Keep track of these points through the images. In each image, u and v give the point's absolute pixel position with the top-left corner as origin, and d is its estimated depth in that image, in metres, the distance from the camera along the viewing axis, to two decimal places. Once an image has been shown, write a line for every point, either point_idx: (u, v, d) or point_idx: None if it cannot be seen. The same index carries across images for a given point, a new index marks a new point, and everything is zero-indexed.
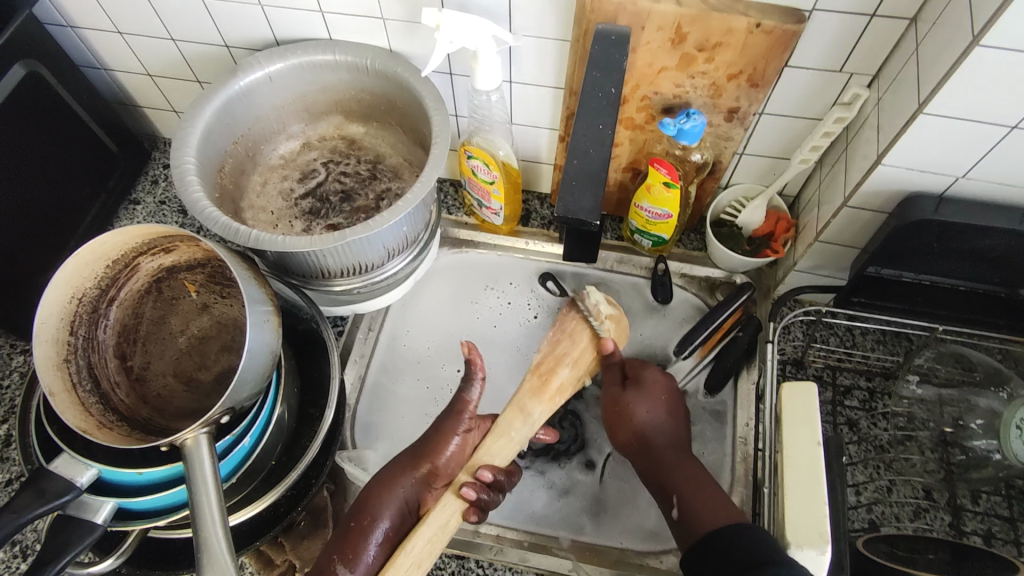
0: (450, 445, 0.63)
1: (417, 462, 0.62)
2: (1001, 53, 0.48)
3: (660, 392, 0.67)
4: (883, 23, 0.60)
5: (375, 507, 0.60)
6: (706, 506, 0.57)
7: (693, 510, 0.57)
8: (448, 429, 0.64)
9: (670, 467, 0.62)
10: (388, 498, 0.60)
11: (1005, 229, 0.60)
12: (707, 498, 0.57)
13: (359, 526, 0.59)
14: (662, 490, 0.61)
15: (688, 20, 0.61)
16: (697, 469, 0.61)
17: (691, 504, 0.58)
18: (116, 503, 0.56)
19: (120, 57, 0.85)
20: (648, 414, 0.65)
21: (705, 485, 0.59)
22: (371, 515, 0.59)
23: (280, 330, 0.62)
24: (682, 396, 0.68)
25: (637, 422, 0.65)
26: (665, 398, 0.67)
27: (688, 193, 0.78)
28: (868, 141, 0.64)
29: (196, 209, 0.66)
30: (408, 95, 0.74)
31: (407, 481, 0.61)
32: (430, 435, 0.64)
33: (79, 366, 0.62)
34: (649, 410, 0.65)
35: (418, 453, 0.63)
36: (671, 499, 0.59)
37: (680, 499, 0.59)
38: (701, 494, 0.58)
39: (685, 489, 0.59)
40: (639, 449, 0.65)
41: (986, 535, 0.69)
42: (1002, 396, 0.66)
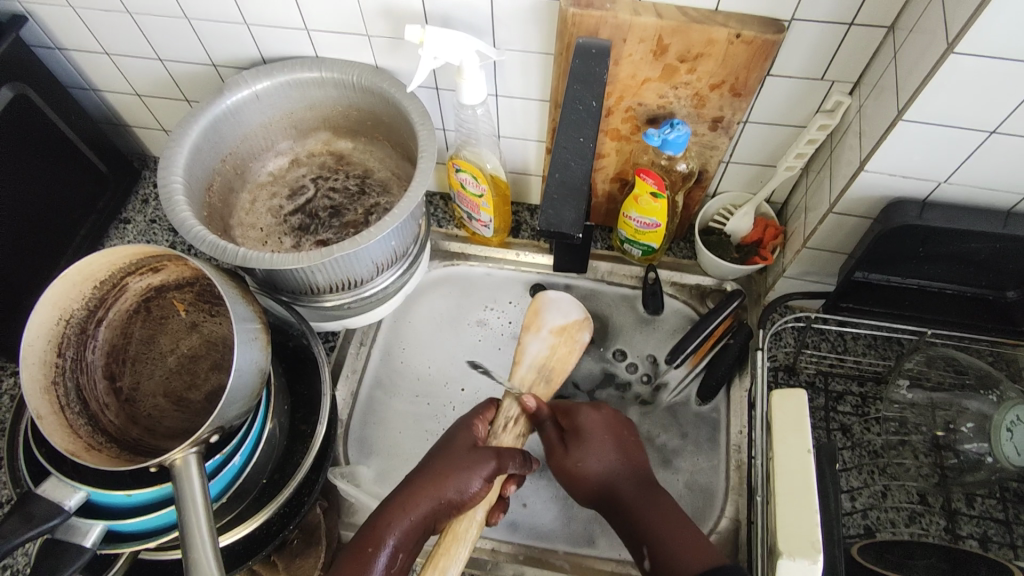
0: (478, 478, 0.59)
1: (426, 489, 0.58)
2: (976, 59, 0.49)
3: (604, 437, 0.65)
4: (862, 32, 0.61)
5: (389, 522, 0.56)
6: (685, 555, 0.54)
7: (665, 561, 0.55)
8: (483, 451, 0.61)
9: (643, 511, 0.60)
10: (379, 531, 0.55)
11: (989, 233, 0.60)
12: (684, 542, 0.55)
13: (363, 554, 0.54)
14: (634, 541, 0.58)
15: (669, 32, 0.62)
16: (660, 504, 0.60)
17: (663, 551, 0.56)
18: (105, 526, 0.55)
19: (109, 79, 0.85)
20: (600, 465, 0.63)
21: (686, 528, 0.57)
22: (376, 540, 0.55)
23: (268, 348, 0.62)
24: (625, 424, 0.68)
25: (592, 466, 0.64)
26: (609, 435, 0.66)
27: (676, 203, 0.79)
28: (851, 148, 0.65)
29: (185, 229, 0.66)
30: (395, 110, 0.75)
31: (423, 506, 0.57)
32: (443, 458, 0.61)
33: (67, 388, 0.62)
34: (597, 458, 0.64)
35: (445, 472, 0.59)
36: (642, 551, 0.57)
37: (651, 549, 0.56)
38: (675, 541, 0.56)
39: (654, 538, 0.57)
40: (606, 491, 0.62)
41: (982, 539, 0.69)
42: (992, 398, 0.67)
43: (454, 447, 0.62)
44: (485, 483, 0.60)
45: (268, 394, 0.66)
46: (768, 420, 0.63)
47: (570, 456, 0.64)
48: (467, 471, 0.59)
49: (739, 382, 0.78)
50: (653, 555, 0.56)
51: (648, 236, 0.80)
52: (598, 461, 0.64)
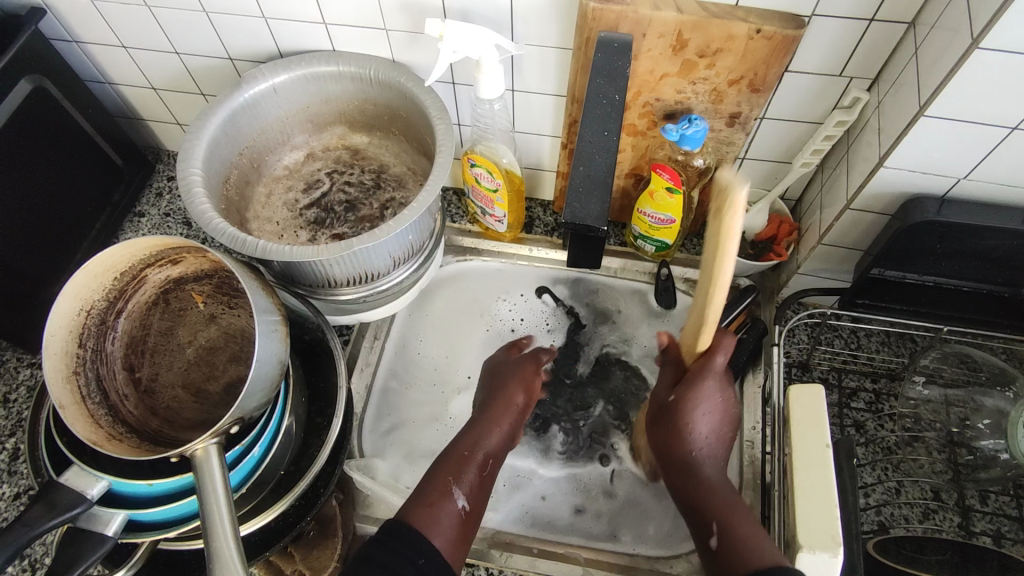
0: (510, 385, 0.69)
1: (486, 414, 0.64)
2: (999, 55, 0.49)
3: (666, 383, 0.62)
4: (882, 28, 0.61)
5: (478, 440, 0.61)
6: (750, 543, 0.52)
7: (732, 543, 0.52)
8: (520, 365, 0.70)
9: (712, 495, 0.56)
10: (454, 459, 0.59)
11: (1008, 229, 0.60)
12: (751, 535, 0.53)
13: (462, 456, 0.59)
14: (695, 515, 0.57)
15: (689, 28, 0.62)
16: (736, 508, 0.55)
17: (733, 526, 0.54)
18: (127, 515, 0.56)
19: (125, 72, 0.85)
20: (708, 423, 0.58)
21: (749, 518, 0.54)
22: (470, 447, 0.60)
23: (288, 340, 0.62)
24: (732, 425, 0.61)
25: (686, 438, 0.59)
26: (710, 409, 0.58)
27: (691, 199, 0.79)
28: (869, 144, 0.65)
29: (204, 220, 0.66)
30: (412, 104, 0.75)
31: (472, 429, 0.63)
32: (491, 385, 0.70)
33: (88, 379, 0.62)
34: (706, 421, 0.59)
35: (495, 386, 0.68)
36: (711, 527, 0.55)
37: (720, 529, 0.54)
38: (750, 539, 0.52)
39: (723, 518, 0.55)
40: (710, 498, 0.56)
41: (996, 535, 0.69)
42: (1009, 395, 0.67)
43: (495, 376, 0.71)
44: (533, 375, 0.70)
45: (285, 385, 0.67)
46: (785, 415, 0.63)
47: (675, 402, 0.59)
48: (518, 386, 0.68)
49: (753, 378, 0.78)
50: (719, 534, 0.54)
51: (663, 232, 0.81)
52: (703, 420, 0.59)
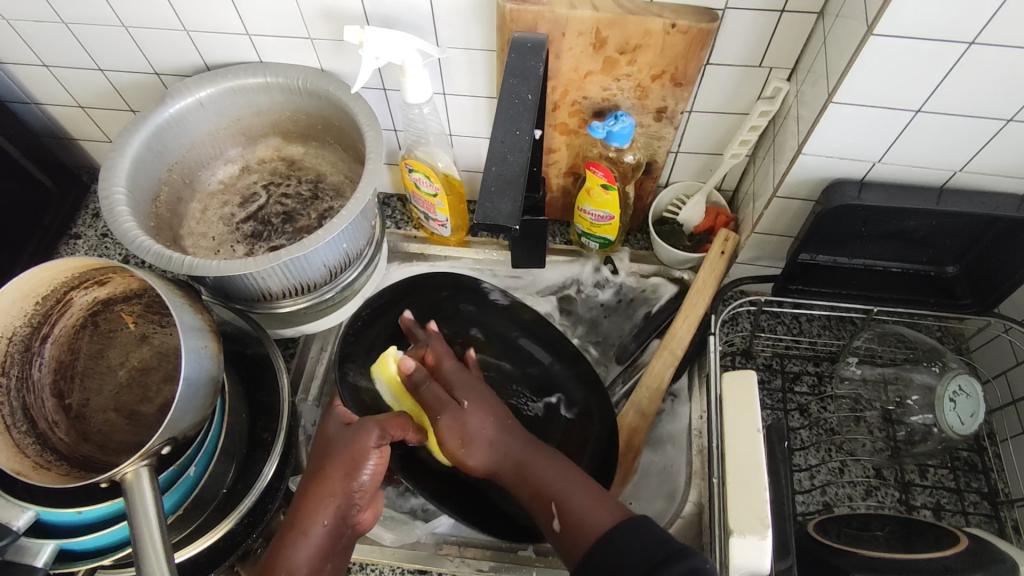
0: (371, 459, 0.54)
1: (300, 518, 0.51)
2: (895, 41, 0.50)
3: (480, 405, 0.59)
4: (794, 18, 0.62)
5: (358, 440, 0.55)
6: (591, 513, 0.51)
7: (572, 525, 0.51)
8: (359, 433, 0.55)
9: (543, 474, 0.55)
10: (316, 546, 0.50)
11: (923, 209, 0.62)
12: (593, 500, 0.52)
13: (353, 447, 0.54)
14: (536, 499, 0.55)
15: (606, 25, 0.62)
16: (568, 475, 0.55)
17: (575, 507, 0.52)
18: (57, 544, 0.55)
19: (49, 91, 0.83)
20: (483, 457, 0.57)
21: (581, 480, 0.54)
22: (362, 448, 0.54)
23: (219, 356, 0.61)
24: (503, 415, 0.59)
25: (479, 454, 0.57)
26: (487, 396, 0.60)
27: (628, 194, 0.79)
28: (790, 133, 0.66)
29: (128, 239, 0.65)
30: (342, 112, 0.75)
31: (322, 517, 0.51)
32: (319, 475, 0.53)
33: (12, 408, 0.60)
34: (484, 417, 0.58)
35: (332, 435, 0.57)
36: (551, 509, 0.53)
37: (561, 509, 0.52)
38: (583, 500, 0.52)
39: (562, 493, 0.53)
40: (509, 469, 0.56)
41: (935, 508, 0.71)
42: (935, 369, 0.69)
43: (335, 455, 0.54)
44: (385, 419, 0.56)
45: (222, 401, 0.66)
46: (721, 401, 0.63)
47: (459, 405, 0.58)
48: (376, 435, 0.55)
49: (699, 369, 0.79)
50: (560, 513, 0.52)
51: (604, 228, 0.81)
52: (483, 421, 0.57)
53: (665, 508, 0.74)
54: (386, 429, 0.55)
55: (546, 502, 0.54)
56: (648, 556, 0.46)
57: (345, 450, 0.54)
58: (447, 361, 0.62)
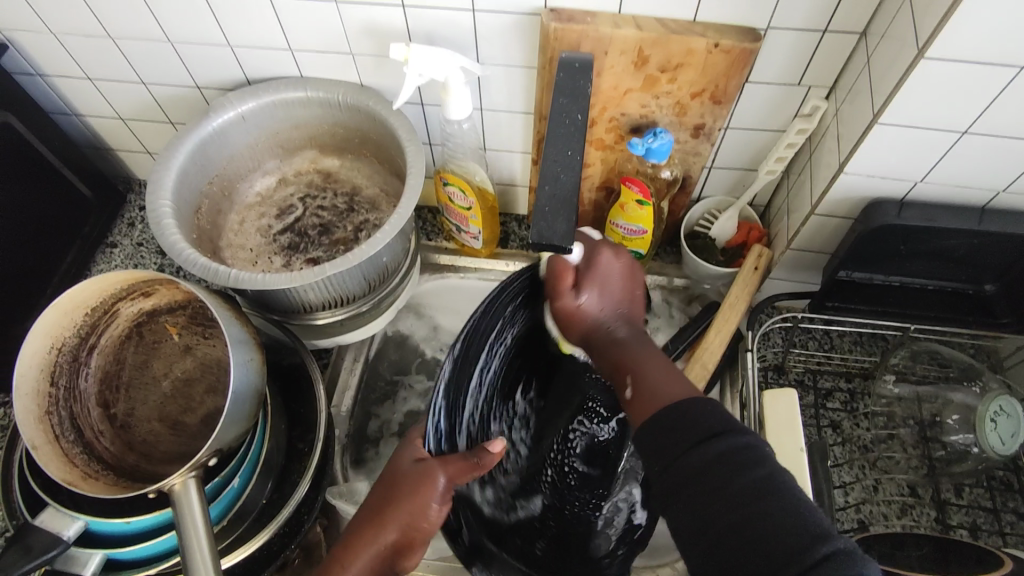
0: (432, 499, 0.54)
1: (370, 529, 0.53)
2: (945, 64, 0.50)
3: (615, 279, 0.58)
4: (836, 38, 0.62)
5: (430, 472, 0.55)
6: (665, 383, 0.48)
7: (642, 393, 0.48)
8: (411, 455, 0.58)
9: (631, 351, 0.53)
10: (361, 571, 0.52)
11: (965, 230, 0.62)
12: (668, 374, 0.49)
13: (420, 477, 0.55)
14: (617, 374, 0.52)
15: (649, 44, 0.63)
16: (655, 361, 0.51)
17: (648, 378, 0.49)
18: (104, 555, 0.55)
19: (91, 103, 0.85)
20: (597, 305, 0.57)
21: (665, 363, 0.51)
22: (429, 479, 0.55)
23: (263, 368, 0.62)
24: (637, 274, 0.60)
25: (592, 296, 0.57)
26: (631, 274, 0.59)
27: (662, 209, 0.80)
28: (829, 151, 0.67)
29: (175, 251, 0.66)
30: (381, 127, 0.75)
31: (377, 538, 0.53)
32: (381, 503, 0.55)
33: (61, 417, 0.61)
34: (605, 297, 0.58)
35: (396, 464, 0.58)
36: (625, 380, 0.50)
37: (633, 378, 0.50)
38: (660, 374, 0.49)
39: (640, 365, 0.51)
40: (600, 335, 0.56)
41: (972, 528, 0.70)
42: (976, 390, 0.69)
43: (400, 489, 0.55)
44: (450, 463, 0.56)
45: (263, 413, 0.67)
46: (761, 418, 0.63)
47: (577, 295, 0.57)
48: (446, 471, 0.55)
49: (731, 384, 0.79)
50: (634, 383, 0.49)
51: (634, 242, 0.81)
52: (599, 305, 0.57)
53: None
54: (453, 469, 0.56)
55: (624, 374, 0.51)
56: (714, 423, 0.42)
57: (410, 479, 0.55)
58: (603, 255, 0.58)
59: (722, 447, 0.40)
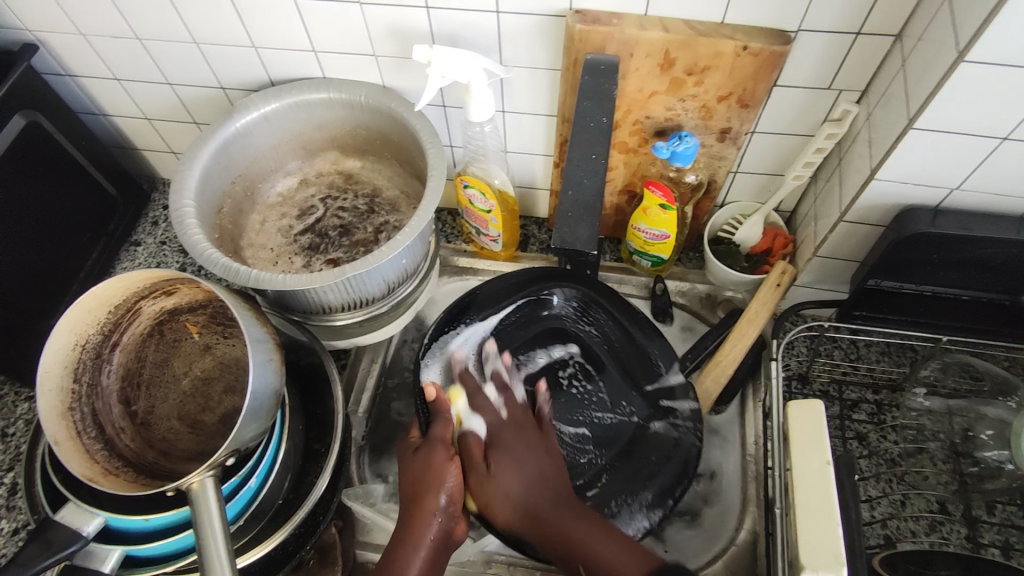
0: (449, 472, 0.57)
1: (406, 534, 0.55)
2: (986, 68, 0.49)
3: (529, 449, 0.59)
4: (869, 41, 0.61)
5: (429, 460, 0.58)
6: (621, 562, 0.52)
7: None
8: (414, 459, 0.59)
9: (574, 534, 0.54)
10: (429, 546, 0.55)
11: (1001, 239, 0.60)
12: (620, 547, 0.53)
13: (428, 470, 0.57)
14: (565, 556, 0.54)
15: (676, 46, 0.62)
16: (605, 532, 0.55)
17: (604, 564, 0.52)
18: (123, 551, 0.56)
19: (118, 104, 0.86)
20: (521, 484, 0.57)
21: (612, 534, 0.54)
22: (438, 470, 0.57)
23: (282, 368, 0.62)
24: (529, 425, 0.62)
25: (502, 507, 0.56)
26: (538, 449, 0.60)
27: (685, 214, 0.79)
28: (861, 157, 0.65)
29: (197, 251, 0.66)
30: (403, 129, 0.75)
31: (428, 519, 0.55)
32: (417, 494, 0.56)
33: (83, 414, 0.62)
34: (516, 472, 0.58)
35: (406, 478, 0.58)
36: (580, 571, 0.53)
37: (592, 569, 0.52)
38: (609, 551, 0.53)
39: (590, 536, 0.54)
40: (525, 516, 0.56)
41: (1004, 547, 0.68)
42: (1011, 405, 0.67)
43: (419, 480, 0.57)
44: (446, 448, 0.59)
45: (281, 412, 0.67)
46: (785, 431, 0.62)
47: (487, 472, 0.58)
48: (445, 454, 0.58)
49: (754, 393, 0.78)
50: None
51: (655, 245, 0.80)
52: (517, 479, 0.57)
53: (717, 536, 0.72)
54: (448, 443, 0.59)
55: (574, 562, 0.53)
56: None
57: (416, 470, 0.58)
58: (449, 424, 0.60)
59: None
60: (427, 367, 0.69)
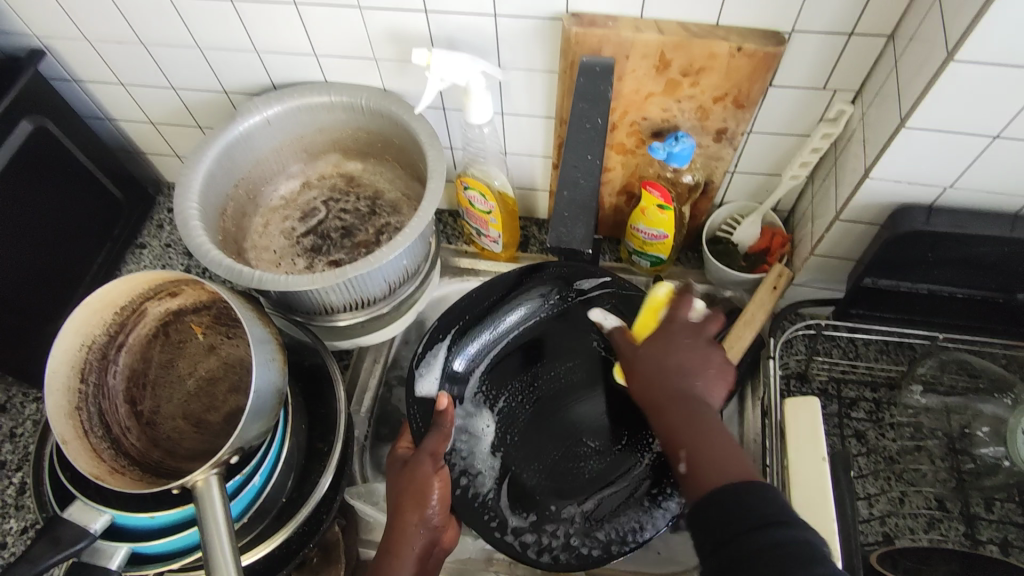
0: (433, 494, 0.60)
1: (396, 546, 0.57)
2: (975, 67, 0.49)
3: (684, 345, 0.57)
4: (863, 41, 0.61)
5: (415, 475, 0.61)
6: (713, 470, 0.49)
7: (700, 473, 0.50)
8: (414, 468, 0.61)
9: (675, 412, 0.54)
10: (418, 541, 0.58)
11: (995, 237, 0.61)
12: (715, 454, 0.50)
13: (416, 485, 0.60)
14: (669, 444, 0.54)
15: (671, 48, 0.63)
16: (706, 420, 0.53)
17: (700, 457, 0.51)
18: (130, 548, 0.57)
19: (123, 108, 0.87)
20: (647, 364, 0.58)
21: (722, 435, 0.51)
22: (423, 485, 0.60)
23: (285, 368, 0.63)
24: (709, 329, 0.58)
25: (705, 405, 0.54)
26: (702, 344, 0.57)
27: (683, 214, 0.79)
28: (856, 156, 0.65)
29: (201, 252, 0.67)
30: (404, 132, 0.76)
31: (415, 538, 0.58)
32: (400, 504, 0.59)
33: (90, 413, 0.63)
34: (654, 360, 0.57)
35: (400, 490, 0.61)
36: (678, 454, 0.53)
37: (688, 454, 0.52)
38: (711, 448, 0.51)
39: (690, 441, 0.52)
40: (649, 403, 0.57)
41: (1003, 544, 0.68)
42: (1007, 402, 0.69)
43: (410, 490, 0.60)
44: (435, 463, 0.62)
45: (284, 410, 0.68)
46: (783, 427, 0.62)
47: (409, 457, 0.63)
48: (431, 469, 0.61)
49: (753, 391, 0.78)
50: (690, 467, 0.52)
51: (653, 302, 0.66)
52: (654, 363, 0.57)
53: None
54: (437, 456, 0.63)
55: (675, 450, 0.53)
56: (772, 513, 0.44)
57: (405, 486, 0.60)
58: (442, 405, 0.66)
59: (777, 537, 0.43)
60: (421, 379, 0.71)
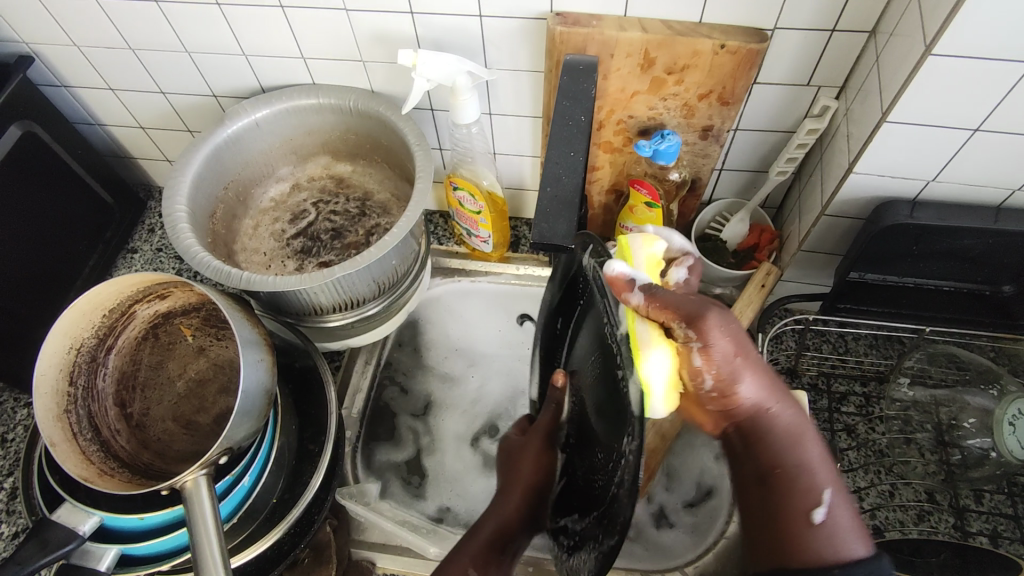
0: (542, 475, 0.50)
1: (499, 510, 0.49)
2: (953, 60, 0.50)
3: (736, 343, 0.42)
4: (845, 37, 0.62)
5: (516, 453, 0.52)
6: (825, 531, 0.42)
7: (794, 512, 0.43)
8: (532, 446, 0.52)
9: (764, 433, 0.45)
10: (478, 542, 0.46)
11: (979, 229, 0.61)
12: (838, 503, 0.43)
13: (518, 462, 0.51)
14: (762, 469, 0.45)
15: (655, 46, 0.63)
16: (809, 445, 0.45)
17: (808, 492, 0.43)
18: (119, 549, 0.57)
19: (113, 113, 0.87)
20: (721, 347, 0.42)
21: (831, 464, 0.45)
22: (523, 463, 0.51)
23: (273, 368, 0.63)
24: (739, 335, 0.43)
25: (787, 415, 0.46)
26: (739, 334, 0.43)
27: (671, 212, 0.80)
28: (840, 151, 0.66)
29: (189, 254, 0.68)
30: (392, 132, 0.77)
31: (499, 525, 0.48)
32: (508, 474, 0.51)
33: (79, 416, 0.63)
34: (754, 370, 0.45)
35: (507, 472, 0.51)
36: (777, 474, 0.44)
37: (805, 488, 0.43)
38: (812, 493, 0.43)
39: (797, 463, 0.44)
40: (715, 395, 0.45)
41: (992, 535, 0.68)
42: (993, 393, 0.68)
43: (512, 465, 0.52)
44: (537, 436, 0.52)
45: (274, 411, 0.68)
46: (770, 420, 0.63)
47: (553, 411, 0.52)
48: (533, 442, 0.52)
49: None
50: (830, 506, 0.42)
51: (634, 355, 0.40)
52: (729, 347, 0.42)
53: (707, 529, 0.72)
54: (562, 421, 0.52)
55: (787, 471, 0.44)
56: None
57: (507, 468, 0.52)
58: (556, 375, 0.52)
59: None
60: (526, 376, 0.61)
